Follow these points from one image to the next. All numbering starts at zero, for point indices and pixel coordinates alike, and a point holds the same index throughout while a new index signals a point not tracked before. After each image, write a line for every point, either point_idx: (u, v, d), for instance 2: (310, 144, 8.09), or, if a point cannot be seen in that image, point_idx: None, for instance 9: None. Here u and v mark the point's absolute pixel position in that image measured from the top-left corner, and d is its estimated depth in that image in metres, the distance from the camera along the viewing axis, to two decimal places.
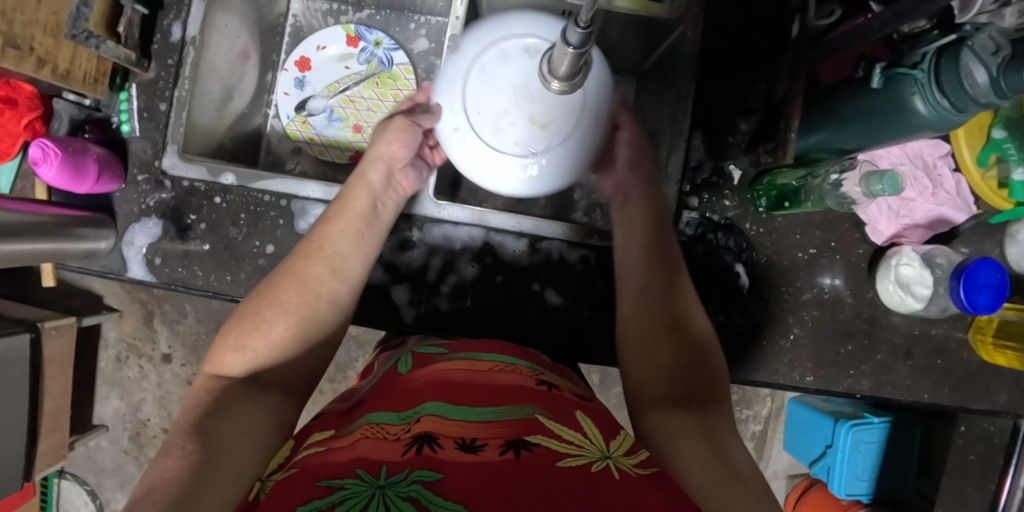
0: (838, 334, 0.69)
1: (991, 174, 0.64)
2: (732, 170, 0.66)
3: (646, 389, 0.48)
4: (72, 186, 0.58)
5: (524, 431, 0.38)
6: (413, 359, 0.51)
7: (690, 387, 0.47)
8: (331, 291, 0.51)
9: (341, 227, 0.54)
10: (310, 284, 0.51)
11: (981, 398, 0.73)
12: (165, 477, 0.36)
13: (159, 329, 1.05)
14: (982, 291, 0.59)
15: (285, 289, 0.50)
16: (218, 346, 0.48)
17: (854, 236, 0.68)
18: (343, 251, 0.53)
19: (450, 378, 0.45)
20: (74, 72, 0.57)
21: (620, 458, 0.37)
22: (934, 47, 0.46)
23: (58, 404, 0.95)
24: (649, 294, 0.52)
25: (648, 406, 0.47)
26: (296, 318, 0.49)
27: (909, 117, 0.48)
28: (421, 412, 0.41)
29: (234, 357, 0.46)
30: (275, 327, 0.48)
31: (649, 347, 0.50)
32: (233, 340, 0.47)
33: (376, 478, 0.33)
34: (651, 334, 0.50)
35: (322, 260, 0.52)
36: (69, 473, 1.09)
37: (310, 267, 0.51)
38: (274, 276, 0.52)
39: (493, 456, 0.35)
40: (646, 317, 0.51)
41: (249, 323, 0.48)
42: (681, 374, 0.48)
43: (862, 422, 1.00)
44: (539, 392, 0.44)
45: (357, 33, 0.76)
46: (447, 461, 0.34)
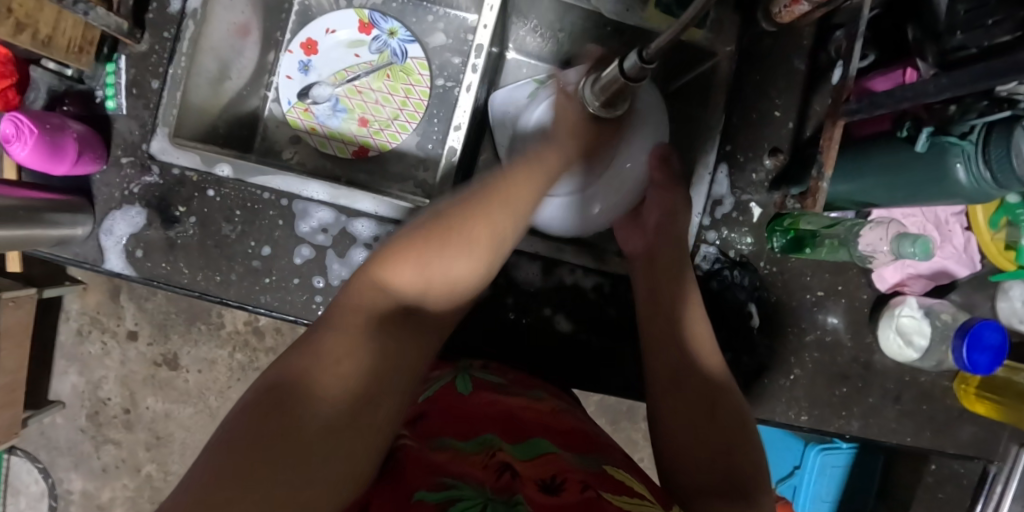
0: (835, 376, 0.69)
1: (1000, 236, 0.65)
2: (753, 206, 0.65)
3: (683, 479, 0.43)
4: (47, 165, 0.52)
5: (602, 475, 0.37)
6: (473, 381, 0.48)
7: (734, 477, 0.42)
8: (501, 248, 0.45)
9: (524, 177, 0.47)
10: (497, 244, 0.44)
11: (959, 445, 0.75)
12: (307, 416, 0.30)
13: (125, 305, 0.99)
14: (983, 352, 0.60)
15: (474, 224, 0.43)
16: (392, 254, 0.41)
17: (860, 281, 0.68)
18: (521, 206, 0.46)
19: (524, 414, 0.44)
20: (57, 39, 0.51)
21: None
22: (983, 121, 0.45)
23: (12, 379, 0.88)
24: (677, 379, 0.49)
25: (690, 495, 0.42)
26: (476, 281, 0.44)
27: (949, 184, 0.47)
28: (495, 442, 0.39)
29: (406, 275, 0.41)
30: (456, 263, 0.42)
31: (682, 430, 0.46)
32: (411, 254, 0.41)
33: (484, 490, 0.33)
34: (687, 411, 0.46)
35: (499, 212, 0.44)
36: (18, 449, 1.02)
37: (493, 214, 0.44)
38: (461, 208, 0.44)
39: (575, 495, 0.34)
40: (674, 406, 0.47)
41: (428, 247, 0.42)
42: (721, 463, 0.43)
43: (830, 446, 1.06)
44: (598, 440, 0.44)
45: (371, 20, 0.71)
46: (534, 495, 0.34)
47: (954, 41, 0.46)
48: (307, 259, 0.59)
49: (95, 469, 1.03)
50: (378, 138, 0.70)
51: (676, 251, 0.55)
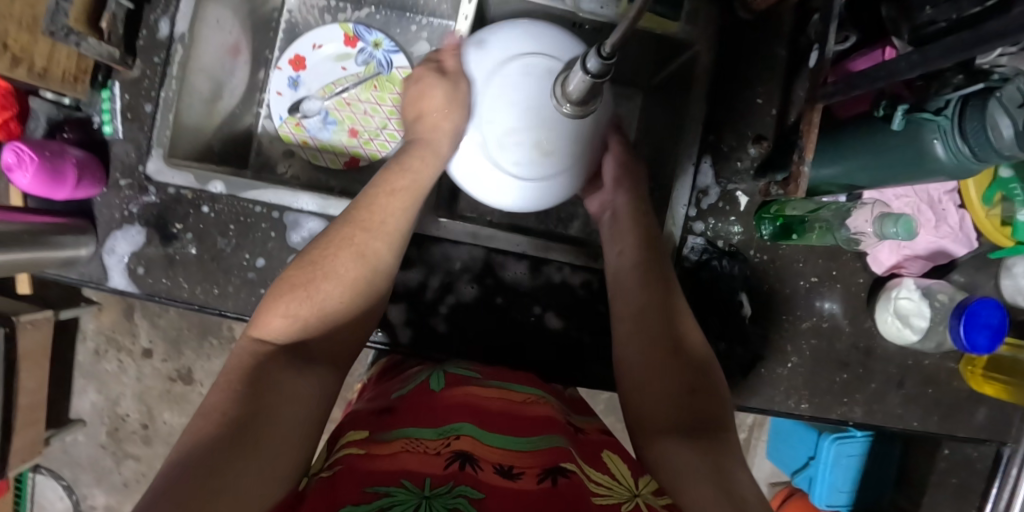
0: (834, 363, 0.68)
1: (995, 212, 0.64)
2: (740, 195, 0.65)
3: (645, 416, 0.46)
4: (50, 190, 0.54)
5: (560, 458, 0.39)
6: (445, 377, 0.49)
7: (694, 413, 0.45)
8: (383, 267, 0.50)
9: (404, 203, 0.51)
10: (369, 262, 0.49)
11: (968, 427, 0.73)
12: (196, 446, 0.34)
13: (139, 323, 1.02)
14: (981, 331, 0.59)
15: (343, 260, 0.48)
16: (266, 307, 0.45)
17: (855, 265, 0.68)
18: (400, 226, 0.51)
19: (490, 401, 0.45)
20: (52, 70, 0.53)
21: (650, 497, 0.39)
22: (959, 95, 0.45)
23: (33, 399, 0.91)
24: (645, 323, 0.50)
25: (655, 437, 0.44)
26: (351, 296, 0.48)
27: (928, 161, 0.47)
28: (458, 430, 0.41)
29: (282, 323, 0.44)
30: (330, 297, 0.47)
31: (648, 373, 0.48)
32: (283, 303, 0.45)
33: (420, 489, 0.34)
34: (646, 360, 0.49)
35: (383, 235, 0.50)
36: (44, 468, 1.06)
37: (371, 241, 0.49)
38: (324, 244, 0.49)
39: (532, 483, 0.36)
40: (641, 349, 0.49)
41: (300, 288, 0.46)
42: (686, 400, 0.46)
43: (844, 435, 1.02)
44: (569, 432, 0.44)
45: (356, 33, 0.72)
46: (487, 483, 0.35)
47: (925, 17, 0.46)
48: None
49: (117, 484, 1.07)
50: (368, 148, 0.72)
51: (657, 243, 0.56)
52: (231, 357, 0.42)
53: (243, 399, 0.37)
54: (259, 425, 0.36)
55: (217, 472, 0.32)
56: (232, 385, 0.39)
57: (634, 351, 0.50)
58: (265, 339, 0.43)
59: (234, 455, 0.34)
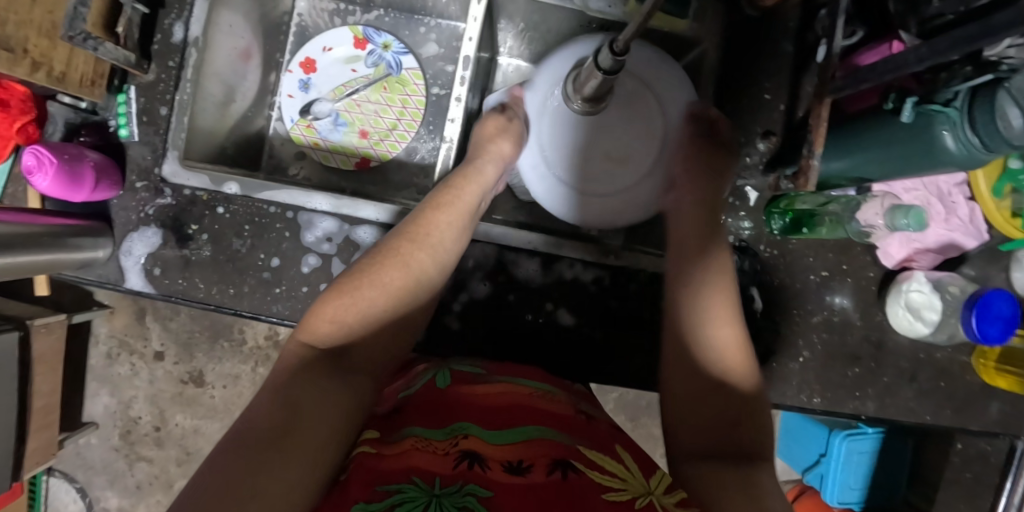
0: (846, 357, 0.68)
1: (1005, 203, 0.65)
2: (749, 190, 0.65)
3: (686, 440, 0.45)
4: (68, 193, 0.55)
5: (568, 452, 0.39)
6: (452, 375, 0.49)
7: (735, 445, 0.44)
8: (425, 281, 0.51)
9: (449, 219, 0.53)
10: (414, 278, 0.50)
11: (983, 421, 0.73)
12: (242, 447, 0.35)
13: (151, 326, 1.03)
14: (993, 322, 0.59)
15: (390, 271, 0.49)
16: (315, 313, 0.46)
17: (865, 259, 0.68)
18: (445, 242, 0.52)
19: (497, 395, 0.45)
20: (70, 75, 0.54)
21: (662, 497, 0.38)
22: (967, 85, 0.45)
23: (47, 402, 0.92)
24: (695, 342, 0.48)
25: (691, 461, 0.44)
26: (398, 310, 0.49)
27: (937, 152, 0.47)
28: (466, 429, 0.41)
29: (328, 328, 0.46)
30: (375, 306, 0.48)
31: (695, 393, 0.47)
32: (330, 309, 0.46)
33: (430, 486, 0.35)
34: (697, 380, 0.47)
35: (427, 249, 0.51)
36: (57, 471, 1.07)
37: (416, 254, 0.50)
38: (374, 252, 0.50)
39: (542, 476, 0.36)
40: (686, 370, 0.48)
41: (349, 296, 0.47)
42: (727, 431, 0.44)
43: (855, 432, 1.01)
44: (577, 422, 0.44)
45: (366, 35, 0.73)
46: (496, 480, 0.36)
47: (932, 10, 0.46)
48: (314, 268, 0.61)
49: (129, 487, 1.07)
50: (378, 149, 0.73)
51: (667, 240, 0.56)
52: (282, 356, 0.43)
53: (291, 402, 0.39)
54: (305, 431, 0.38)
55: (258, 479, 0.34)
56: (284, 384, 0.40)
57: (682, 367, 0.48)
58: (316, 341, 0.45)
59: (280, 461, 0.35)
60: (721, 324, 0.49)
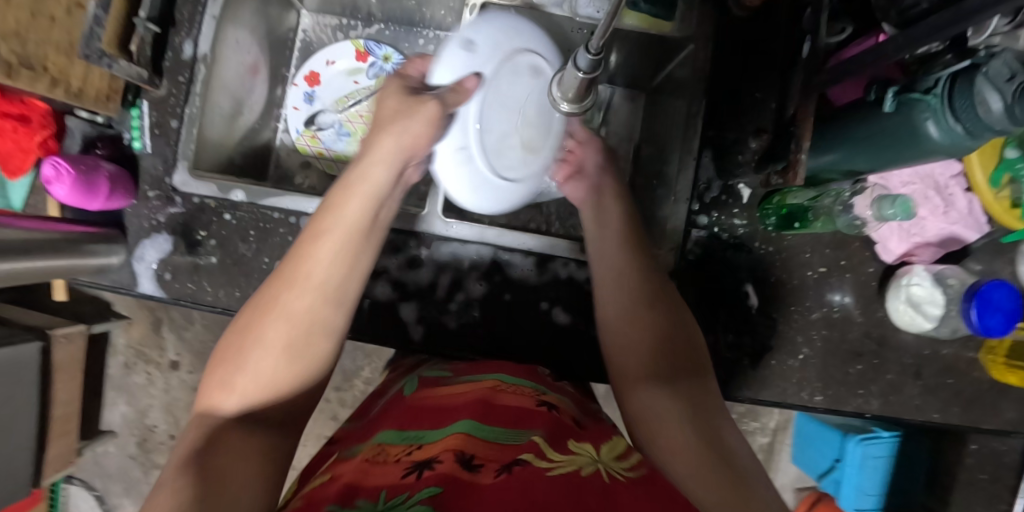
0: (847, 354, 0.68)
1: (1004, 194, 0.64)
2: (741, 188, 0.66)
3: (633, 367, 0.54)
4: (85, 202, 0.58)
5: (519, 452, 0.39)
6: (420, 382, 0.53)
7: (673, 364, 0.53)
8: (323, 319, 0.47)
9: (336, 245, 0.47)
10: (305, 321, 0.46)
11: (997, 421, 0.70)
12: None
13: (166, 336, 1.06)
14: (994, 313, 0.59)
15: (273, 323, 0.45)
16: (211, 383, 0.45)
17: (865, 255, 0.68)
18: (334, 272, 0.47)
19: (459, 399, 0.46)
20: (87, 89, 0.58)
21: (610, 463, 0.41)
22: (948, 73, 0.46)
23: (67, 410, 0.95)
24: (626, 281, 0.56)
25: (636, 384, 0.54)
26: (296, 351, 0.46)
27: (922, 141, 0.48)
28: (419, 438, 0.41)
29: (223, 398, 0.44)
30: (263, 363, 0.45)
31: (630, 325, 0.55)
32: (221, 377, 0.45)
33: (375, 504, 0.33)
34: (629, 312, 0.55)
35: (311, 289, 0.46)
36: (76, 478, 1.10)
37: (298, 296, 0.46)
38: (253, 307, 0.47)
39: (489, 475, 0.36)
40: (620, 306, 0.56)
41: (235, 361, 0.45)
42: (663, 352, 0.54)
43: (870, 436, 0.97)
44: (539, 414, 0.45)
45: (366, 48, 0.76)
46: (443, 474, 0.35)
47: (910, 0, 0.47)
48: None
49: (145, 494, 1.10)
50: None
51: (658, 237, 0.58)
52: (186, 438, 0.42)
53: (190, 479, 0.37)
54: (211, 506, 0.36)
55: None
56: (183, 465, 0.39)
57: (620, 309, 0.56)
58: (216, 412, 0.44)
59: None
60: (645, 264, 0.57)
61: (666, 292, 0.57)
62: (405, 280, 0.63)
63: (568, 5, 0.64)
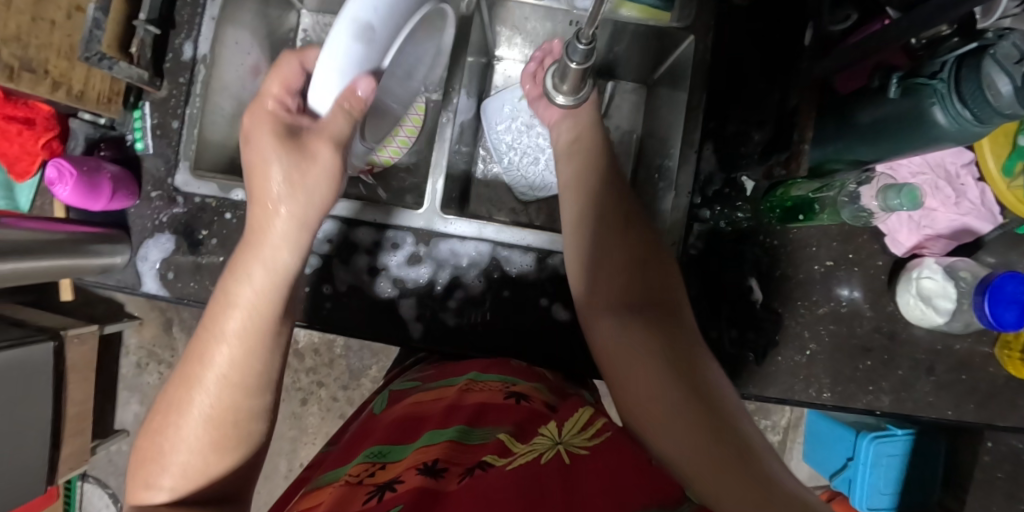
0: (856, 349, 0.66)
1: (1018, 183, 0.62)
2: (745, 180, 0.66)
3: (603, 294, 0.54)
4: (87, 203, 0.59)
5: (482, 453, 0.39)
6: (389, 397, 0.53)
7: (644, 295, 0.53)
8: (235, 401, 0.44)
9: (237, 326, 0.44)
10: (215, 403, 0.44)
11: (1016, 418, 0.68)
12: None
13: (177, 336, 1.08)
14: (1009, 307, 0.57)
15: (183, 411, 0.44)
16: (140, 477, 0.44)
17: (873, 247, 0.66)
18: (240, 348, 0.44)
19: (423, 410, 0.46)
20: (88, 92, 0.59)
21: (571, 440, 0.40)
22: (954, 56, 0.45)
23: (81, 409, 0.97)
24: (601, 208, 0.57)
25: (607, 311, 0.53)
26: (217, 432, 0.44)
27: (929, 129, 0.46)
28: (386, 457, 0.41)
29: (150, 491, 0.43)
30: (181, 450, 0.43)
31: (601, 256, 0.56)
32: (145, 471, 0.44)
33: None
34: (600, 238, 0.56)
35: (214, 371, 0.44)
36: (91, 477, 1.12)
37: (205, 380, 0.44)
38: (169, 391, 0.45)
39: (454, 481, 0.36)
40: (591, 233, 0.57)
41: (155, 455, 0.44)
42: (633, 283, 0.54)
43: (883, 434, 0.94)
44: (506, 407, 0.45)
45: None
46: (406, 492, 0.35)
47: None
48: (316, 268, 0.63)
49: None
50: (381, 155, 0.75)
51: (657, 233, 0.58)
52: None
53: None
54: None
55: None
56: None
57: (591, 234, 0.56)
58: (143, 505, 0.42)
59: None
60: (612, 187, 0.58)
61: (633, 227, 0.57)
62: (404, 277, 0.63)
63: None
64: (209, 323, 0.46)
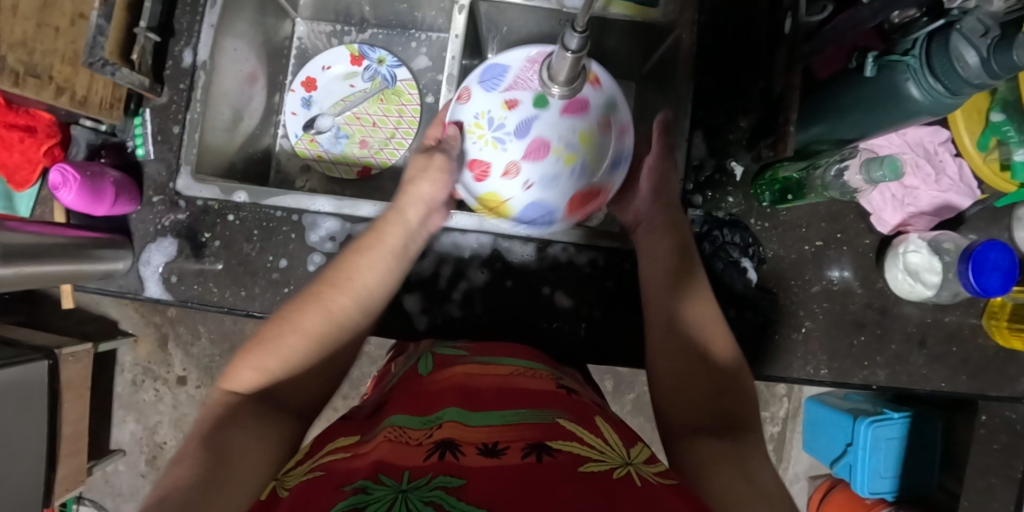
0: (850, 325, 0.68)
1: (992, 157, 0.66)
2: (735, 165, 0.67)
3: (677, 419, 0.49)
4: (90, 208, 0.59)
5: (546, 435, 0.40)
6: (434, 361, 0.53)
7: (722, 418, 0.48)
8: (348, 324, 0.53)
9: (373, 261, 0.56)
10: (336, 317, 0.53)
11: (1008, 388, 0.69)
12: (175, 492, 0.37)
13: (173, 352, 1.06)
14: (993, 273, 0.60)
15: (306, 314, 0.52)
16: (239, 361, 0.49)
17: (861, 226, 0.68)
18: (370, 284, 0.55)
19: (475, 383, 0.47)
20: (91, 99, 0.60)
21: (641, 466, 0.39)
22: (924, 33, 0.47)
23: (75, 429, 0.95)
24: (674, 321, 0.54)
25: (682, 432, 0.48)
26: (320, 350, 0.51)
27: (904, 104, 0.50)
28: (441, 418, 0.42)
29: (245, 376, 0.48)
30: (297, 347, 0.50)
31: (680, 378, 0.51)
32: (251, 360, 0.49)
33: (398, 483, 0.34)
34: (677, 348, 0.53)
35: (350, 291, 0.54)
36: (86, 499, 1.09)
37: (338, 297, 0.53)
38: (295, 301, 0.53)
39: (516, 458, 0.37)
40: (669, 345, 0.53)
41: (270, 346, 0.50)
42: (711, 405, 0.49)
43: (880, 418, 0.93)
44: (558, 397, 0.47)
45: (361, 53, 0.79)
46: (468, 465, 0.36)
47: None
48: (320, 265, 0.64)
49: None
50: (378, 157, 0.77)
51: (670, 212, 0.59)
52: (206, 409, 0.46)
53: (206, 450, 0.41)
54: (227, 465, 0.40)
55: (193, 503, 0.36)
56: (208, 427, 0.43)
57: (671, 346, 0.53)
58: (233, 391, 0.47)
59: (201, 489, 0.37)
60: (686, 298, 0.55)
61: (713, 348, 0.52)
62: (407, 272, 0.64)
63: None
64: (354, 250, 0.57)
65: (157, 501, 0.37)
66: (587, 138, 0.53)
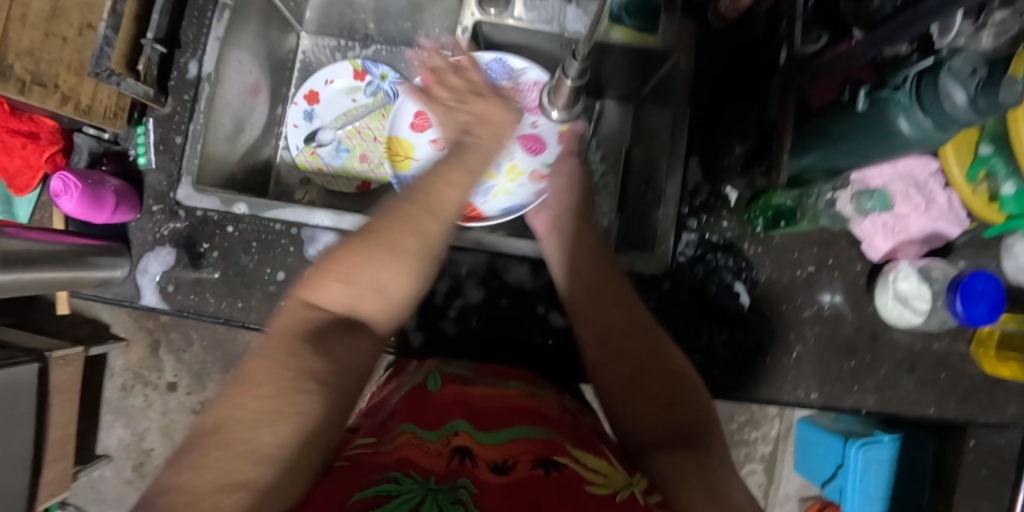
0: (840, 350, 0.69)
1: (982, 188, 0.67)
2: (729, 191, 0.69)
3: (636, 438, 0.45)
4: (90, 215, 0.60)
5: (555, 452, 0.40)
6: (442, 378, 0.52)
7: (682, 430, 0.43)
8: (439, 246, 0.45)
9: (455, 182, 0.49)
10: (429, 238, 0.44)
11: (995, 414, 0.70)
12: (241, 424, 0.31)
13: (165, 358, 1.06)
14: (980, 303, 0.61)
15: (407, 229, 0.44)
16: (321, 272, 0.41)
17: (852, 253, 0.69)
18: (454, 206, 0.48)
19: (480, 402, 0.48)
20: (95, 107, 0.62)
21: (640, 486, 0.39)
22: (914, 71, 0.49)
23: (63, 434, 0.94)
24: (615, 334, 0.50)
25: (644, 451, 0.44)
26: (414, 272, 0.43)
27: (896, 138, 0.51)
28: (456, 428, 0.43)
29: (335, 292, 0.41)
30: (396, 271, 0.42)
31: (629, 394, 0.47)
32: (337, 270, 0.41)
33: (425, 481, 0.35)
34: (621, 361, 0.48)
35: (436, 211, 0.46)
36: (70, 504, 1.09)
37: (426, 215, 0.45)
38: (383, 211, 0.45)
39: (528, 472, 0.38)
40: (612, 360, 0.49)
41: (361, 259, 0.42)
42: (665, 417, 0.45)
43: (870, 441, 0.92)
44: (565, 420, 0.47)
45: (364, 67, 0.79)
46: (484, 476, 0.37)
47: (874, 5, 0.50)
48: None
49: None
50: (379, 172, 0.78)
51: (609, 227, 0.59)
52: (274, 321, 0.39)
53: (274, 373, 0.34)
54: (303, 399, 0.33)
55: (258, 463, 0.30)
56: (281, 345, 0.36)
57: (613, 360, 0.49)
58: (315, 306, 0.40)
59: (276, 430, 0.31)
60: (627, 308, 0.51)
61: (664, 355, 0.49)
62: None
63: (557, 22, 0.67)
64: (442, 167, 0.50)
65: (221, 429, 0.31)
66: (512, 169, 0.67)
